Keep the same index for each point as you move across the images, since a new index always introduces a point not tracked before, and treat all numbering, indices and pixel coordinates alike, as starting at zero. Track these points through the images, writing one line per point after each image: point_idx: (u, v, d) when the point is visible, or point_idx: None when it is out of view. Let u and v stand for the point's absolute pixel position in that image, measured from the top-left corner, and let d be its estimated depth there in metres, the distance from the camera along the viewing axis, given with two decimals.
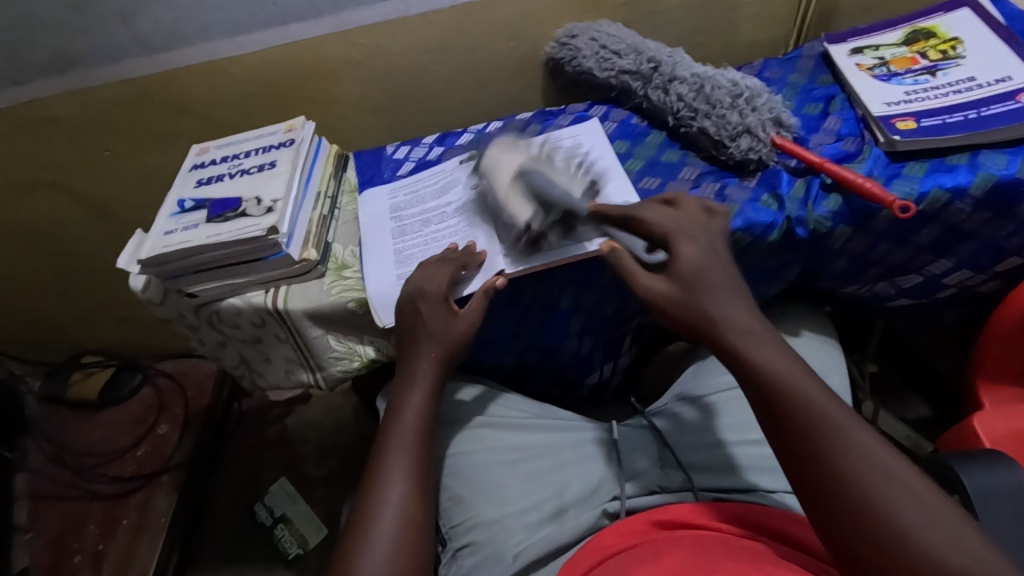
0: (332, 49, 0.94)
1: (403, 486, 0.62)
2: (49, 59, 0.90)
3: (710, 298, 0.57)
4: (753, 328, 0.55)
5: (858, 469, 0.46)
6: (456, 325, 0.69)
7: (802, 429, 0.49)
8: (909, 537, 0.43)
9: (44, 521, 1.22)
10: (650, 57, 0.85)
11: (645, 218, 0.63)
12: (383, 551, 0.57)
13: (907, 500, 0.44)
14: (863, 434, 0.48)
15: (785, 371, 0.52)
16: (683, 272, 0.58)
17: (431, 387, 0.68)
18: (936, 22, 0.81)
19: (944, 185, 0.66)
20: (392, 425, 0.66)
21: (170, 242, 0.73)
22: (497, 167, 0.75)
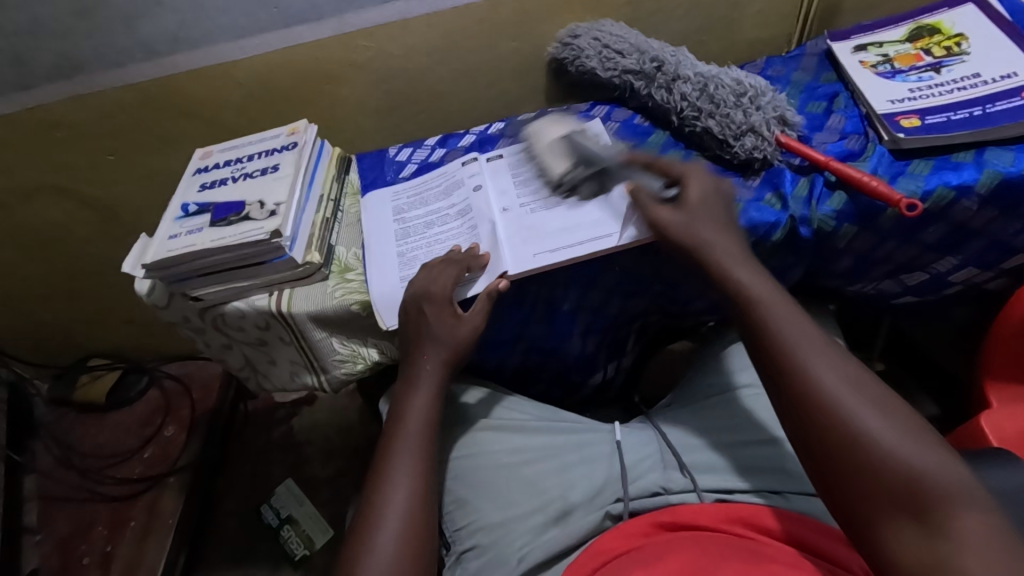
0: (334, 52, 0.94)
1: (407, 492, 0.61)
2: (54, 65, 0.90)
3: (711, 240, 0.63)
4: (746, 270, 0.60)
5: (827, 373, 0.51)
6: (460, 328, 0.69)
7: (781, 338, 0.55)
8: (879, 444, 0.47)
9: (53, 523, 1.23)
10: (653, 56, 0.84)
11: (666, 162, 0.70)
12: (387, 552, 0.57)
13: (879, 412, 0.48)
14: (842, 360, 0.52)
15: (765, 293, 0.58)
16: (687, 205, 0.65)
17: (434, 391, 0.68)
18: (941, 18, 0.81)
19: (950, 183, 0.65)
20: (396, 428, 0.66)
21: (174, 246, 0.73)
22: (535, 136, 0.84)
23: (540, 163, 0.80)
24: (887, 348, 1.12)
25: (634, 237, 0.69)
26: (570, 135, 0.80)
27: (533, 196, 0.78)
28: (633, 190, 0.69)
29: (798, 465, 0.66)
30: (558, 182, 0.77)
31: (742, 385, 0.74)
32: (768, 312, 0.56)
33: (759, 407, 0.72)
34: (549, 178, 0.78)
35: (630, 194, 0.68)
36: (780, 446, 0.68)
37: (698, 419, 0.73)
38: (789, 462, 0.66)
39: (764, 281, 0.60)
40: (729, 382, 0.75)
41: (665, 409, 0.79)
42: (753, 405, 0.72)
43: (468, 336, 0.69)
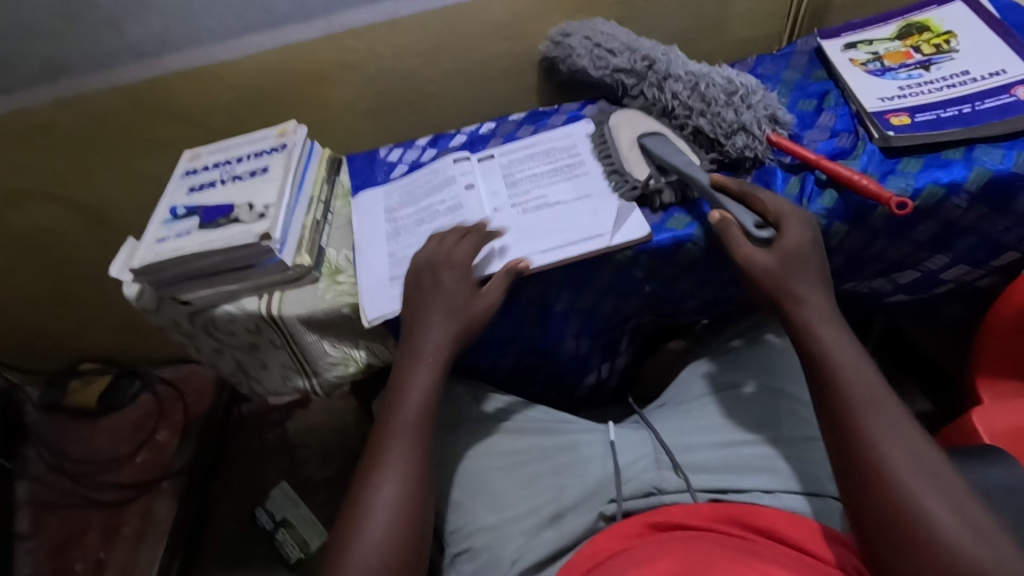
0: (323, 53, 0.94)
1: (399, 481, 0.60)
2: (40, 68, 0.89)
3: (786, 285, 0.61)
4: (825, 325, 0.59)
5: (898, 455, 0.51)
6: (473, 305, 0.67)
7: (854, 408, 0.54)
8: (942, 536, 0.46)
9: (45, 530, 1.22)
10: (644, 55, 0.84)
11: (764, 198, 0.66)
12: (376, 540, 0.57)
13: (947, 503, 0.48)
14: (916, 439, 0.52)
15: (844, 358, 0.56)
16: (782, 250, 0.61)
17: (435, 372, 0.66)
18: (929, 16, 0.81)
19: (940, 180, 0.65)
20: (395, 410, 0.64)
21: (162, 250, 0.73)
22: (619, 127, 0.80)
23: (619, 161, 0.77)
24: (880, 346, 1.13)
25: (625, 238, 0.69)
26: (661, 135, 0.77)
27: (524, 197, 0.78)
28: (723, 222, 0.65)
29: (791, 463, 0.67)
30: (636, 185, 0.73)
31: (733, 385, 0.75)
32: (842, 375, 0.55)
33: (750, 406, 0.72)
34: (627, 180, 0.74)
35: (717, 227, 0.65)
36: (773, 445, 0.68)
37: (692, 419, 0.73)
38: (781, 461, 0.67)
39: (845, 341, 0.58)
40: (721, 382, 0.76)
41: (658, 409, 0.79)
42: (745, 404, 0.72)
43: (473, 316, 0.67)
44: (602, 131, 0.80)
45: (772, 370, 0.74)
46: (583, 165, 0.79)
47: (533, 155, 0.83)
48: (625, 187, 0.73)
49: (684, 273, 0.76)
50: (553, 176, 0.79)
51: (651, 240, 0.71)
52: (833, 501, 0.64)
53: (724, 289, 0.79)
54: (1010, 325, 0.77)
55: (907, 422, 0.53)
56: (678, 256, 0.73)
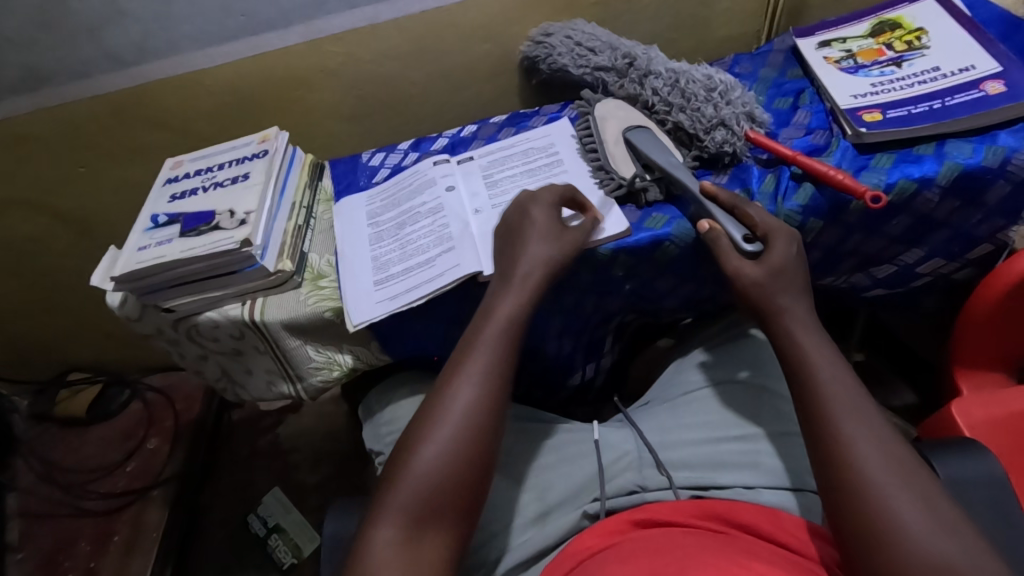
0: (304, 58, 0.94)
1: (474, 387, 0.60)
2: (19, 77, 0.89)
3: (769, 296, 0.61)
4: (811, 335, 0.60)
5: (874, 456, 0.51)
6: (565, 239, 0.67)
7: (831, 410, 0.54)
8: (914, 542, 0.47)
9: (35, 541, 1.21)
10: (625, 53, 0.85)
11: (752, 212, 0.66)
12: (439, 447, 0.57)
13: (923, 508, 0.48)
14: (895, 446, 0.52)
15: (822, 362, 0.57)
16: (771, 263, 0.62)
17: (522, 297, 0.65)
18: (902, 13, 0.82)
19: (912, 175, 0.66)
20: (482, 326, 0.64)
21: (144, 257, 0.73)
22: (605, 119, 0.79)
23: (606, 158, 0.77)
24: (865, 339, 1.14)
25: (604, 237, 0.71)
26: (645, 129, 0.77)
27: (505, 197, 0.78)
28: (713, 234, 0.66)
29: (771, 459, 0.67)
30: (623, 184, 0.74)
31: (716, 382, 0.75)
32: (828, 383, 0.56)
33: (732, 403, 0.73)
34: (613, 178, 0.75)
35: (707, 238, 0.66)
36: (755, 442, 0.69)
37: (674, 418, 0.74)
38: (762, 457, 0.67)
39: (825, 347, 0.59)
40: (705, 379, 0.76)
41: (643, 407, 0.80)
42: (726, 401, 0.73)
43: (566, 250, 0.67)
44: (588, 124, 0.80)
45: (755, 367, 0.75)
46: (563, 164, 0.80)
47: (513, 156, 0.84)
48: (611, 185, 0.75)
49: (664, 272, 0.76)
50: (533, 175, 0.80)
51: (630, 237, 0.72)
52: (812, 494, 0.64)
53: (705, 286, 0.80)
54: (988, 318, 0.78)
55: (888, 430, 0.53)
56: (657, 255, 0.73)
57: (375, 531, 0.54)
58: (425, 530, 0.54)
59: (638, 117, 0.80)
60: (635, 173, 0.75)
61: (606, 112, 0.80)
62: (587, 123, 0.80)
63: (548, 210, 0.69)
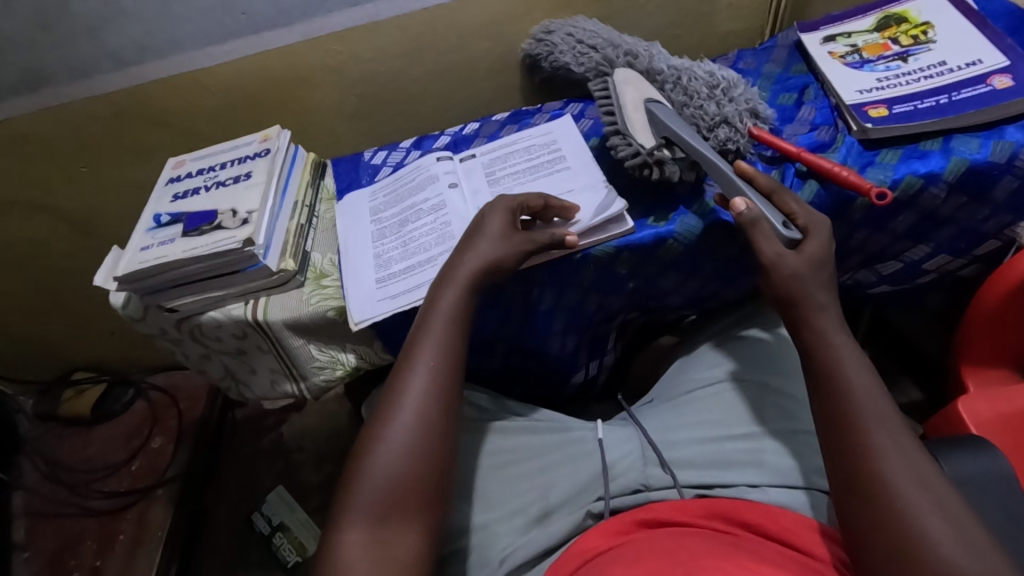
0: (306, 55, 0.94)
1: (424, 385, 0.61)
2: (19, 79, 0.89)
3: (808, 290, 0.60)
4: (834, 331, 0.59)
5: (899, 471, 0.50)
6: (513, 241, 0.66)
7: (855, 421, 0.53)
8: (932, 550, 0.46)
9: (40, 540, 1.22)
10: (626, 50, 0.83)
11: (791, 200, 0.64)
12: (398, 444, 0.58)
13: (949, 524, 0.47)
14: (919, 461, 0.51)
15: (851, 369, 0.56)
16: (812, 254, 0.61)
17: (461, 290, 0.65)
18: (908, 7, 0.81)
19: (918, 171, 0.65)
20: (425, 319, 0.64)
21: (147, 257, 0.73)
22: (626, 85, 0.75)
23: (624, 122, 0.72)
24: (870, 336, 1.13)
25: (609, 233, 0.71)
26: (664, 103, 0.73)
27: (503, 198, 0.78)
28: (751, 217, 0.63)
29: (774, 457, 0.67)
30: (640, 153, 0.70)
31: (721, 379, 0.75)
32: (849, 382, 0.55)
33: (736, 402, 0.72)
34: (631, 145, 0.71)
35: (746, 223, 0.62)
36: (760, 440, 0.68)
37: (679, 416, 0.74)
38: (764, 454, 0.67)
39: (854, 355, 0.57)
40: (710, 377, 0.76)
41: (647, 405, 0.79)
42: (731, 400, 0.73)
43: (511, 256, 0.66)
44: (608, 87, 0.76)
45: (760, 365, 0.75)
46: (565, 160, 0.80)
47: (514, 152, 0.83)
48: (629, 152, 0.70)
49: (668, 269, 0.76)
50: (535, 171, 0.80)
51: (634, 234, 0.71)
52: (819, 493, 0.64)
53: (709, 284, 0.79)
54: (995, 315, 0.77)
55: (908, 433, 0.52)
56: (659, 253, 0.73)
57: (338, 536, 0.55)
58: (395, 532, 0.55)
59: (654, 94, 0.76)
60: (654, 141, 0.71)
61: (623, 83, 0.75)
62: (606, 85, 0.76)
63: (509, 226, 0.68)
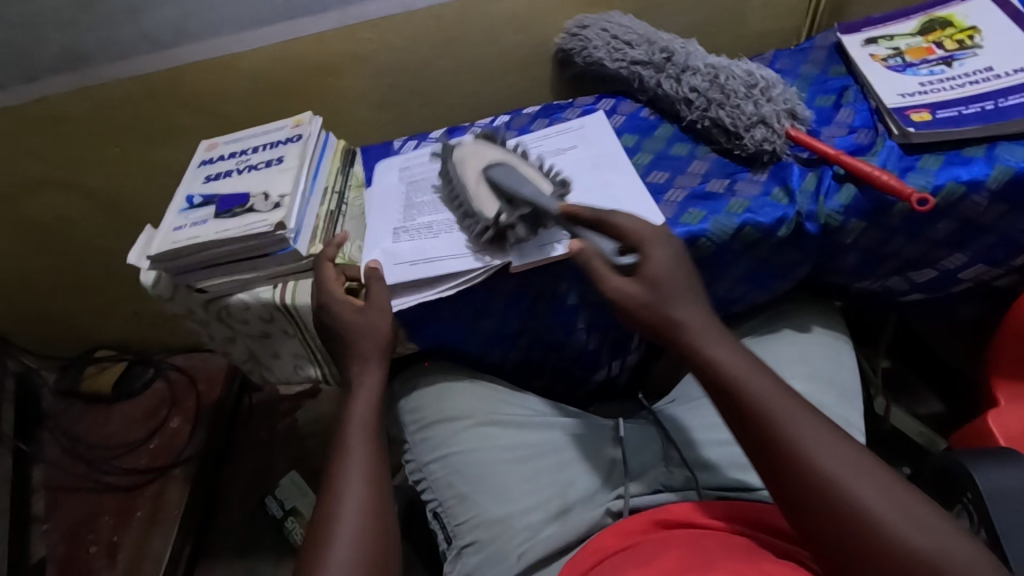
0: (338, 43, 0.94)
1: (362, 461, 0.60)
2: (58, 57, 0.90)
3: (673, 304, 0.57)
4: (710, 335, 0.55)
5: (829, 465, 0.48)
6: (369, 317, 0.68)
7: (772, 428, 0.50)
8: (890, 536, 0.44)
9: (60, 513, 1.24)
10: (662, 47, 0.84)
11: (616, 220, 0.63)
12: (352, 530, 0.55)
13: (890, 501, 0.46)
14: (840, 442, 0.49)
15: (744, 372, 0.53)
16: (650, 275, 0.58)
17: (383, 369, 0.68)
18: (953, 11, 0.80)
19: (960, 178, 0.64)
20: (350, 404, 0.65)
21: (179, 237, 0.73)
22: (463, 163, 0.75)
23: (467, 203, 0.72)
24: (894, 346, 1.11)
25: None
26: (502, 164, 0.72)
27: (417, 248, 0.73)
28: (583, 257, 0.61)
29: None
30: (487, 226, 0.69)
31: None
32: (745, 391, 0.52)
33: None
34: (478, 220, 0.70)
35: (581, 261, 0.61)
36: None
37: (705, 416, 0.73)
38: None
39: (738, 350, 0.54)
40: None
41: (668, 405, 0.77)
42: None
43: (384, 329, 0.68)
44: (449, 171, 0.76)
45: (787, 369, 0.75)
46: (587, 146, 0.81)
47: (545, 143, 0.83)
48: (476, 229, 0.70)
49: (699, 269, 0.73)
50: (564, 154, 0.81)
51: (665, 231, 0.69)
52: None
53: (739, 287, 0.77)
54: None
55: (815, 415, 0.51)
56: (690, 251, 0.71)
57: None
58: None
59: (499, 152, 0.76)
60: (500, 208, 0.70)
61: (457, 157, 0.76)
62: (447, 170, 0.77)
63: (385, 315, 0.68)
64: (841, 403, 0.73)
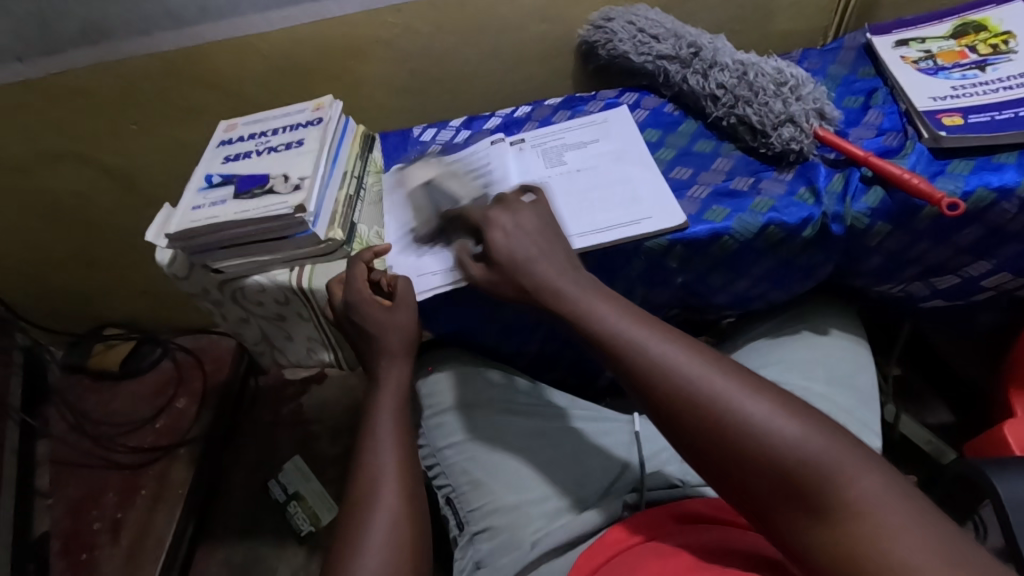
0: (361, 27, 0.93)
1: (394, 448, 0.61)
2: (79, 31, 0.90)
3: (528, 264, 0.58)
4: (578, 288, 0.56)
5: (699, 380, 0.48)
6: (394, 316, 0.67)
7: (645, 357, 0.50)
8: (767, 437, 0.45)
9: (66, 488, 1.25)
10: (690, 42, 0.83)
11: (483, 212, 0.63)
12: (389, 519, 0.55)
13: (766, 403, 0.46)
14: (710, 357, 0.50)
15: (611, 312, 0.53)
16: (491, 260, 0.60)
17: (409, 363, 0.68)
18: (987, 15, 0.79)
19: (991, 184, 0.63)
20: (377, 394, 0.66)
21: (197, 217, 0.73)
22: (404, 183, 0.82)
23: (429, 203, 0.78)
24: (905, 352, 1.11)
25: (662, 224, 0.68)
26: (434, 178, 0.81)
27: (440, 259, 0.72)
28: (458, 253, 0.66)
29: None
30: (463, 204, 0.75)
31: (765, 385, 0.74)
32: (618, 339, 0.52)
33: None
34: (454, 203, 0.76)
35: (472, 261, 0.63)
36: None
37: None
38: None
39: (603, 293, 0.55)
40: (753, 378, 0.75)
41: None
42: None
43: (412, 328, 0.68)
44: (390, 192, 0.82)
45: (802, 371, 0.75)
46: (608, 141, 0.80)
47: (565, 136, 0.82)
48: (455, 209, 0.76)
49: (719, 266, 0.73)
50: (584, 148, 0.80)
51: (688, 229, 0.69)
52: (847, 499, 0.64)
53: (759, 286, 0.76)
54: None
55: (681, 344, 0.50)
56: (713, 248, 0.70)
57: None
58: None
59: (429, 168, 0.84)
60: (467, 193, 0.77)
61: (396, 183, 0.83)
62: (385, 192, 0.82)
63: (411, 314, 0.68)
64: (858, 407, 0.72)
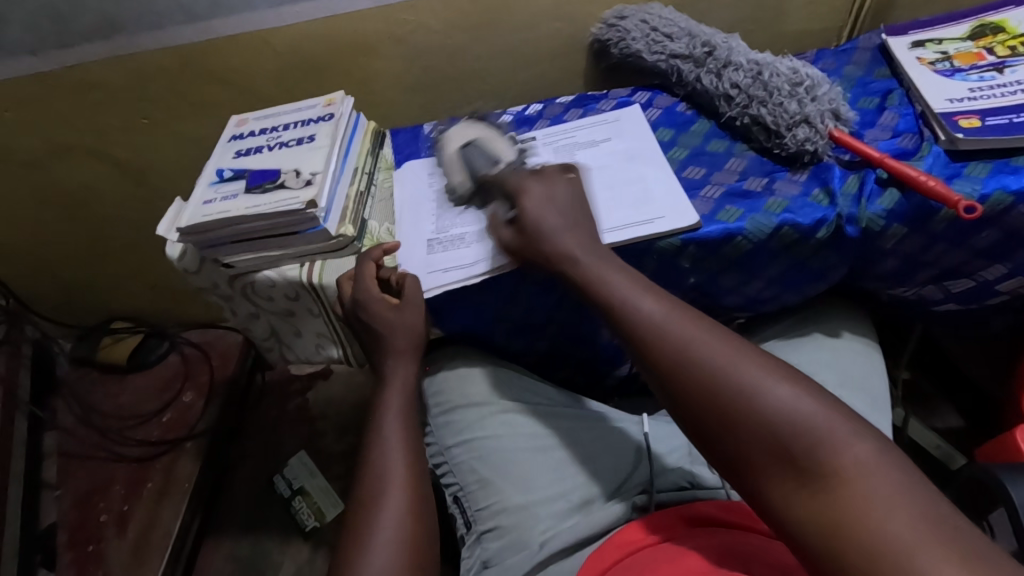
0: (374, 23, 0.93)
1: (401, 447, 0.61)
2: (92, 25, 0.90)
3: (549, 232, 0.59)
4: (590, 255, 0.57)
5: (699, 342, 0.48)
6: (404, 314, 0.68)
7: (644, 319, 0.51)
8: (762, 400, 0.44)
9: (73, 481, 1.25)
10: (704, 41, 0.82)
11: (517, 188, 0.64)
12: (394, 517, 0.55)
13: (765, 370, 0.46)
14: (712, 325, 0.50)
15: (616, 279, 0.55)
16: (520, 225, 0.61)
17: (416, 362, 0.68)
18: (1005, 17, 0.78)
19: (1009, 187, 0.63)
20: (384, 392, 0.66)
21: (209, 211, 0.73)
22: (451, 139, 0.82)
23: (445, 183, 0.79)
24: (914, 356, 1.10)
25: (675, 224, 0.68)
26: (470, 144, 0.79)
27: (448, 258, 0.72)
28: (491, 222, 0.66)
29: None
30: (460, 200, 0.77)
31: None
32: (620, 302, 0.53)
33: None
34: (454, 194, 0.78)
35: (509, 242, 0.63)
36: None
37: None
38: None
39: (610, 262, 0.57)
40: None
41: None
42: None
43: (419, 325, 0.68)
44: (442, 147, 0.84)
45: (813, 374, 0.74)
46: (621, 141, 0.80)
47: (577, 134, 0.82)
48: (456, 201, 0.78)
49: (731, 267, 0.72)
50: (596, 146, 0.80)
51: (700, 229, 0.68)
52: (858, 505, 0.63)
53: (771, 287, 0.75)
54: None
55: (683, 311, 0.51)
56: (725, 249, 0.70)
57: None
58: None
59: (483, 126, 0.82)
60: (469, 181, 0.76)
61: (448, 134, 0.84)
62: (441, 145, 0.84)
63: (419, 313, 0.68)
64: (870, 411, 0.71)
